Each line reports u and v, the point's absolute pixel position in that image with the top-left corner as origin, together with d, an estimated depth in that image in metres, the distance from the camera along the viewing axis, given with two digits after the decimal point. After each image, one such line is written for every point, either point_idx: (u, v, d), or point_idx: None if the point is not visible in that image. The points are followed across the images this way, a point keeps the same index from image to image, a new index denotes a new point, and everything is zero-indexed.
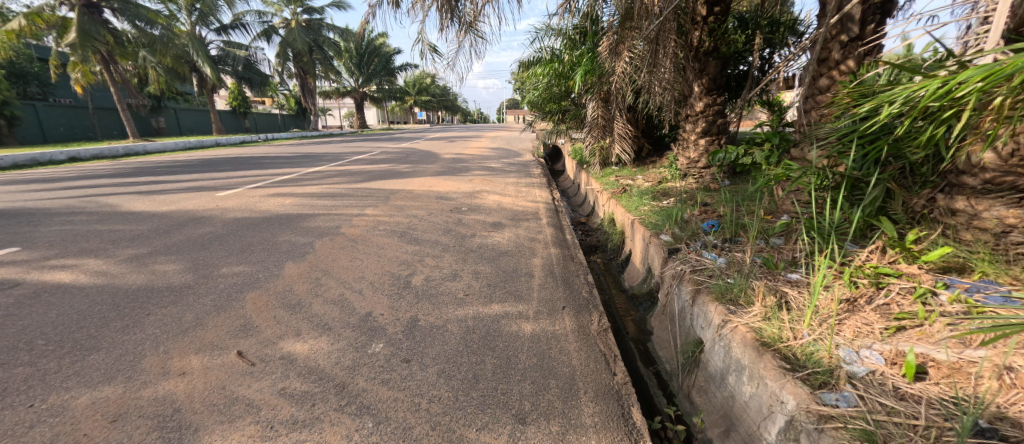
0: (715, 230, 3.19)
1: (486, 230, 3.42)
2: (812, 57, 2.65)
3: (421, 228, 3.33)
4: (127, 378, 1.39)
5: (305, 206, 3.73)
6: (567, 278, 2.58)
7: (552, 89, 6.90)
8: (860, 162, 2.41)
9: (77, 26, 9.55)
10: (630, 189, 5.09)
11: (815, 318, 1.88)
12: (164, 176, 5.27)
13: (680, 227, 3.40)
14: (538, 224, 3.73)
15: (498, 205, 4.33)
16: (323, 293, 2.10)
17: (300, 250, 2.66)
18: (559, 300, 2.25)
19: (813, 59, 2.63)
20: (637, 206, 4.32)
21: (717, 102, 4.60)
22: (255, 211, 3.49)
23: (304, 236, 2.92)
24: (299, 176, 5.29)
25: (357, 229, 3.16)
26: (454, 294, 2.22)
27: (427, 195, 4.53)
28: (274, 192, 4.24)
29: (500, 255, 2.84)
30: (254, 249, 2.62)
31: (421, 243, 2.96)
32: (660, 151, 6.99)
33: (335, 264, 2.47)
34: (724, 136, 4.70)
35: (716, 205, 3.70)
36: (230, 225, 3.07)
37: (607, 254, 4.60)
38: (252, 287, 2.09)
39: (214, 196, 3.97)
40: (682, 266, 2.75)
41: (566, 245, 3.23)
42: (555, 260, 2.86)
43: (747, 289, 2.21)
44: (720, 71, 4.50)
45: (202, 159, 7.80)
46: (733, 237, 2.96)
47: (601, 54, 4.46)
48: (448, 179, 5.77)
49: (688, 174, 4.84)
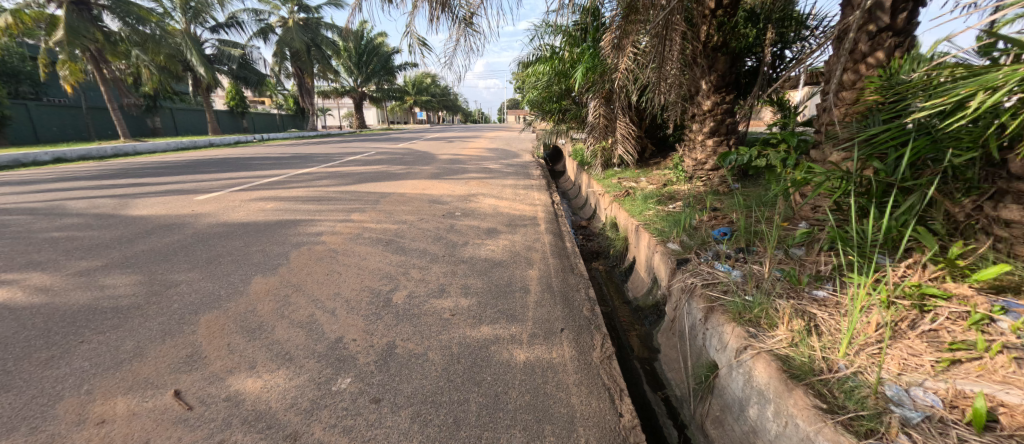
0: (726, 238, 2.95)
1: (479, 238, 3.17)
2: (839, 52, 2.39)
3: (409, 235, 3.09)
4: (31, 429, 1.15)
5: (288, 212, 3.50)
6: (565, 293, 2.34)
7: (552, 88, 6.66)
8: (893, 166, 2.16)
9: (65, 23, 9.32)
10: (634, 192, 4.85)
11: (851, 347, 1.63)
12: (146, 178, 5.05)
13: (689, 235, 3.16)
14: (535, 230, 3.49)
15: (494, 210, 4.09)
16: (290, 314, 1.86)
17: (272, 262, 2.42)
18: (556, 320, 2.01)
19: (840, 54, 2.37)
20: (642, 211, 4.08)
21: (726, 100, 4.35)
22: (231, 216, 3.26)
23: (280, 246, 2.68)
24: (286, 179, 5.06)
25: (339, 238, 2.92)
26: (439, 314, 1.98)
27: (419, 199, 4.29)
28: (256, 196, 4.01)
29: (493, 267, 2.60)
30: (222, 261, 2.38)
31: (407, 254, 2.72)
32: (664, 152, 6.74)
33: (309, 278, 2.22)
34: (734, 136, 4.44)
35: (727, 210, 3.46)
36: (201, 233, 2.84)
37: (609, 261, 4.36)
38: (209, 307, 1.85)
39: (192, 200, 3.75)
40: (693, 278, 2.50)
41: (566, 255, 2.99)
42: (553, 272, 2.62)
43: (770, 309, 1.96)
44: (729, 68, 4.23)
45: (191, 160, 7.58)
46: (747, 247, 2.72)
47: (602, 49, 4.22)
48: (443, 181, 5.54)
49: (694, 177, 4.59)
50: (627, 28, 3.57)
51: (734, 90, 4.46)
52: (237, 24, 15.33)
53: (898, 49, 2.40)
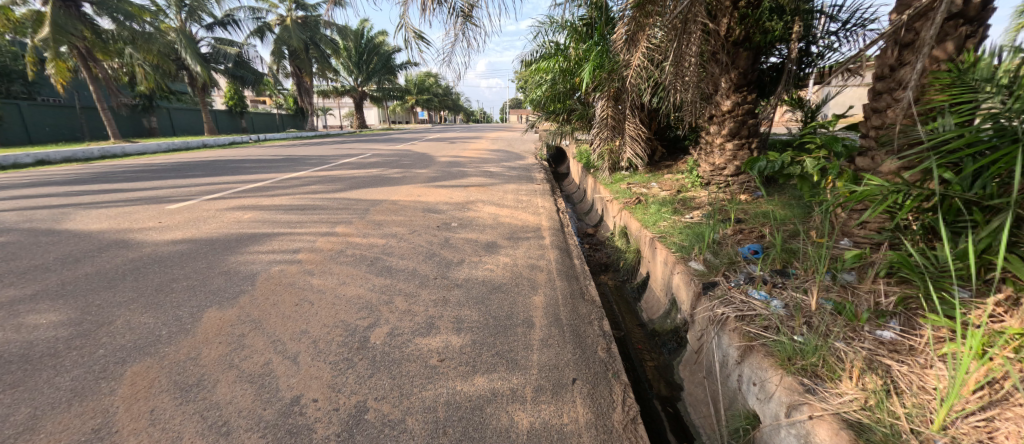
0: (758, 257, 2.59)
1: (476, 255, 2.81)
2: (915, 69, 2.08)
3: (397, 253, 2.74)
4: None
5: (265, 225, 3.16)
6: (575, 328, 1.98)
7: (556, 87, 6.31)
8: (970, 179, 1.81)
9: (51, 19, 9.00)
10: (645, 199, 4.48)
11: (948, 415, 1.26)
12: (121, 183, 4.73)
13: (713, 252, 2.80)
14: (539, 245, 3.14)
15: (493, 220, 3.73)
16: (241, 362, 1.52)
17: (233, 289, 2.07)
18: (566, 367, 1.65)
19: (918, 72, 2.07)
20: (655, 221, 3.73)
21: (748, 100, 4.01)
22: (200, 230, 2.92)
23: (248, 267, 2.34)
24: (271, 184, 4.72)
25: (317, 256, 2.57)
26: (424, 359, 1.62)
27: (412, 208, 3.94)
28: (234, 205, 3.67)
29: (492, 293, 2.25)
30: (175, 288, 2.04)
31: (393, 277, 2.37)
32: (675, 154, 6.39)
33: (272, 311, 1.87)
34: (756, 139, 4.09)
35: (753, 223, 3.10)
36: (160, 253, 2.50)
37: (620, 275, 4.01)
38: (140, 354, 1.51)
39: (162, 210, 3.42)
40: (724, 308, 2.14)
41: (574, 275, 2.64)
42: (560, 299, 2.27)
43: (829, 355, 1.60)
44: (752, 65, 3.88)
45: (178, 162, 7.25)
46: (784, 269, 2.36)
47: (612, 45, 3.86)
48: (440, 187, 5.19)
49: (711, 183, 4.29)
50: (642, 23, 3.23)
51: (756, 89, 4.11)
52: (234, 22, 15.04)
53: (969, 40, 2.04)
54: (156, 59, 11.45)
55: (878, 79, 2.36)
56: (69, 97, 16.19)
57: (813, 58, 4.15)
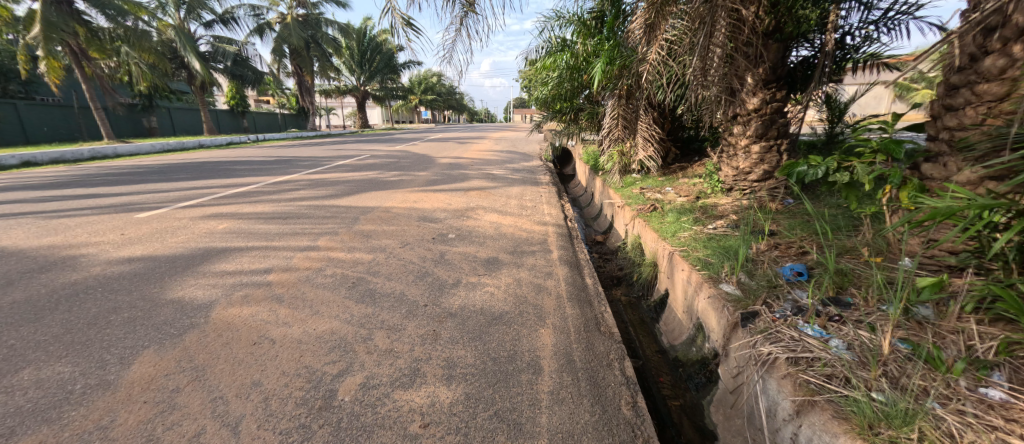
0: (803, 279, 2.22)
1: (475, 274, 2.47)
2: (999, 65, 1.70)
3: (385, 272, 2.39)
4: None
5: (239, 237, 2.83)
6: (592, 374, 1.62)
7: (563, 85, 5.95)
8: None
9: (42, 17, 8.76)
10: (661, 206, 4.12)
11: None
12: (98, 188, 4.43)
13: (748, 272, 2.43)
14: (545, 260, 2.79)
15: (495, 230, 3.38)
16: (162, 434, 1.17)
17: (181, 323, 1.73)
18: (585, 437, 1.28)
19: (999, 70, 1.71)
20: (675, 231, 3.37)
21: (777, 98, 3.64)
22: (164, 246, 2.60)
23: (206, 293, 2.00)
24: (257, 189, 4.40)
25: (290, 277, 2.23)
26: (403, 425, 1.27)
27: (406, 217, 3.60)
28: (211, 213, 3.36)
29: (491, 325, 1.90)
30: (111, 321, 1.70)
31: (377, 304, 2.02)
32: (689, 156, 6.02)
33: (222, 355, 1.53)
34: (786, 140, 3.70)
35: (791, 237, 2.72)
36: (109, 274, 2.17)
37: (634, 291, 3.65)
38: (36, 422, 1.17)
39: (130, 219, 3.11)
40: (770, 346, 1.77)
41: (587, 299, 2.28)
42: (572, 332, 1.91)
43: (926, 425, 1.22)
44: (781, 59, 3.55)
45: (168, 163, 6.98)
46: (838, 297, 1.99)
47: (627, 37, 3.52)
48: (439, 192, 4.85)
49: (734, 188, 3.94)
50: (662, 12, 2.86)
51: (786, 85, 3.74)
52: (233, 19, 14.81)
53: None
54: (152, 57, 11.23)
55: (953, 70, 1.94)
56: (69, 96, 16.06)
57: (849, 52, 3.73)
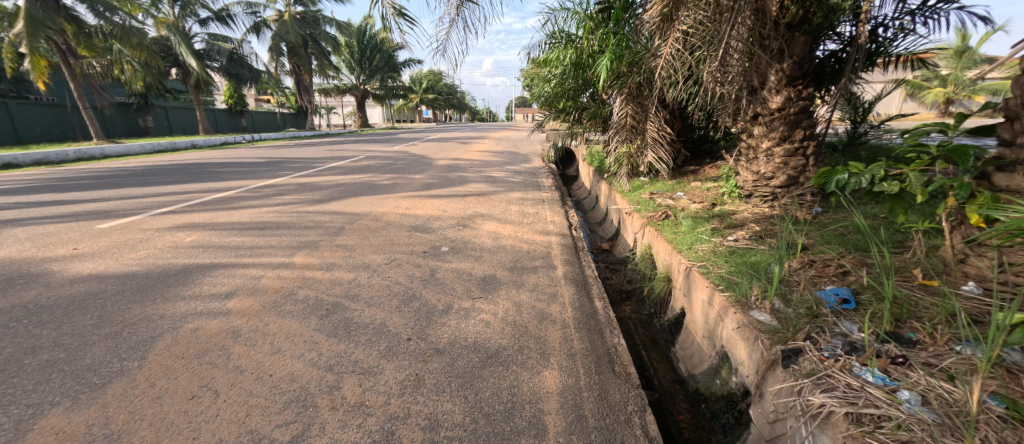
0: (849, 308, 1.90)
1: (468, 297, 2.16)
2: None
3: (365, 296, 2.09)
4: None
5: (206, 252, 2.53)
6: (609, 436, 1.30)
7: (566, 83, 5.64)
8: None
9: (25, 12, 8.47)
10: (673, 213, 3.80)
11: None
12: (67, 193, 4.13)
13: (782, 296, 2.11)
14: (549, 279, 2.48)
15: (493, 242, 3.08)
16: None
17: (108, 369, 1.42)
18: None
19: None
20: (691, 243, 3.05)
21: (803, 96, 3.30)
22: (119, 263, 2.30)
23: (149, 326, 1.70)
24: (239, 194, 4.11)
25: (254, 303, 1.93)
26: None
27: (396, 226, 3.29)
28: (181, 223, 3.06)
29: (485, 367, 1.59)
30: (24, 367, 1.41)
31: (352, 339, 1.71)
32: (699, 158, 5.71)
33: (146, 416, 1.23)
34: (812, 142, 3.37)
35: (827, 253, 2.41)
36: (43, 299, 1.87)
37: (645, 308, 3.33)
38: None
39: (89, 231, 2.81)
40: (821, 396, 1.45)
41: (598, 329, 1.96)
42: (583, 375, 1.60)
43: None
44: (808, 52, 3.20)
45: (154, 165, 6.69)
46: (897, 332, 1.67)
47: (636, 30, 3.20)
48: (434, 196, 4.54)
49: (753, 195, 3.60)
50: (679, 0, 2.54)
51: (813, 82, 3.40)
52: (228, 16, 14.55)
53: None
54: (143, 55, 10.95)
55: None
56: (62, 95, 15.82)
57: (882, 45, 3.40)
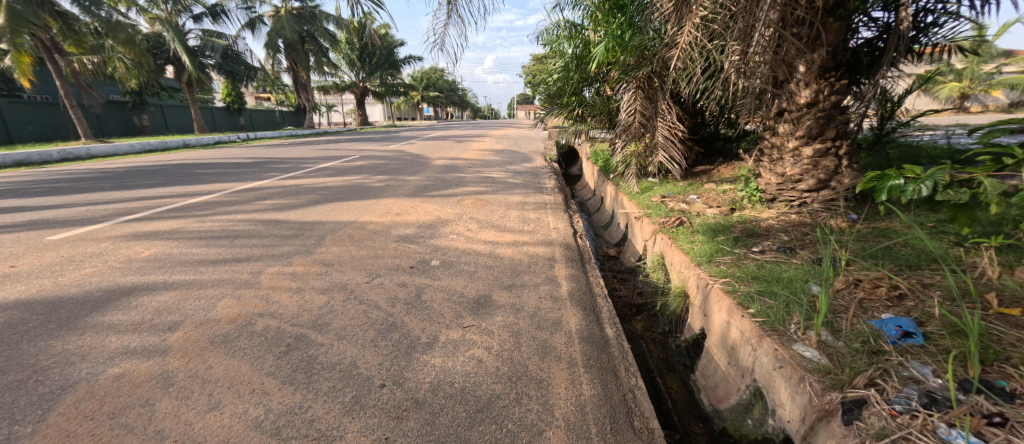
0: (916, 343, 1.57)
1: (457, 326, 1.84)
2: None
3: (336, 326, 1.78)
4: None
5: (161, 269, 2.23)
6: None
7: (569, 77, 5.28)
8: None
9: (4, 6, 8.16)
10: (688, 219, 3.46)
11: None
12: (33, 197, 3.85)
13: (829, 327, 1.78)
14: (552, 300, 2.16)
15: (489, 254, 2.76)
16: None
17: None
18: None
19: None
20: (711, 254, 2.72)
21: (836, 89, 2.96)
22: (56, 284, 2.00)
23: (63, 372, 1.38)
24: (216, 199, 3.81)
25: (199, 338, 1.62)
26: None
27: (382, 235, 2.98)
28: (144, 233, 2.77)
29: (473, 427, 1.26)
30: None
31: (312, 387, 1.40)
32: (711, 157, 5.42)
33: None
34: (845, 141, 3.05)
35: (876, 272, 2.07)
36: None
37: (658, 325, 3.00)
38: None
39: (36, 243, 2.52)
40: None
41: (611, 369, 1.64)
42: (595, 437, 1.27)
43: None
44: (842, 41, 2.85)
45: (138, 166, 6.43)
46: (988, 380, 1.33)
47: (648, 17, 2.84)
48: (428, 200, 4.23)
49: (777, 199, 3.28)
50: None
51: (845, 73, 3.06)
52: (222, 12, 14.26)
53: None
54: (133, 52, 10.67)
55: None
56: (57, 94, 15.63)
57: (922, 32, 3.05)
